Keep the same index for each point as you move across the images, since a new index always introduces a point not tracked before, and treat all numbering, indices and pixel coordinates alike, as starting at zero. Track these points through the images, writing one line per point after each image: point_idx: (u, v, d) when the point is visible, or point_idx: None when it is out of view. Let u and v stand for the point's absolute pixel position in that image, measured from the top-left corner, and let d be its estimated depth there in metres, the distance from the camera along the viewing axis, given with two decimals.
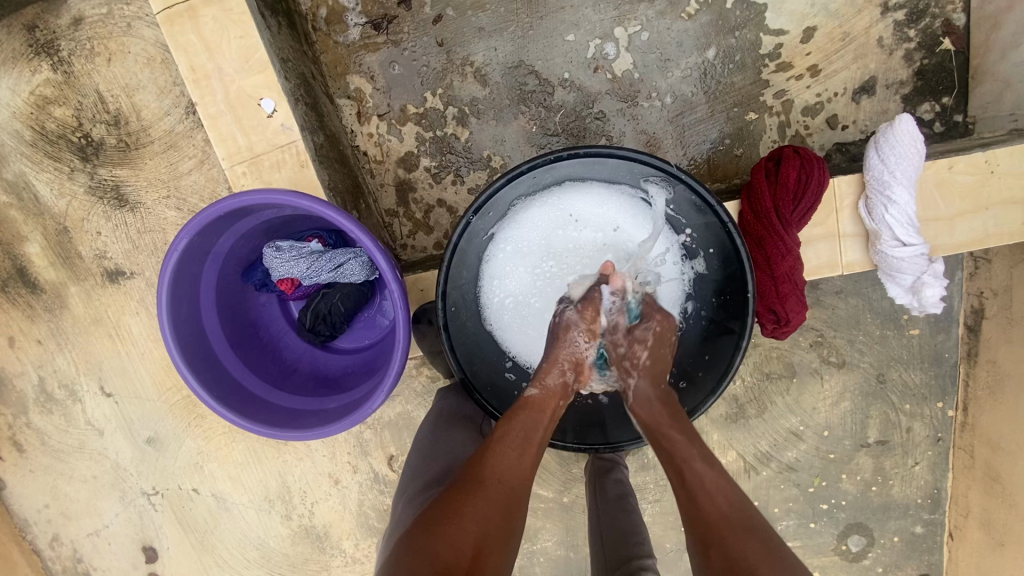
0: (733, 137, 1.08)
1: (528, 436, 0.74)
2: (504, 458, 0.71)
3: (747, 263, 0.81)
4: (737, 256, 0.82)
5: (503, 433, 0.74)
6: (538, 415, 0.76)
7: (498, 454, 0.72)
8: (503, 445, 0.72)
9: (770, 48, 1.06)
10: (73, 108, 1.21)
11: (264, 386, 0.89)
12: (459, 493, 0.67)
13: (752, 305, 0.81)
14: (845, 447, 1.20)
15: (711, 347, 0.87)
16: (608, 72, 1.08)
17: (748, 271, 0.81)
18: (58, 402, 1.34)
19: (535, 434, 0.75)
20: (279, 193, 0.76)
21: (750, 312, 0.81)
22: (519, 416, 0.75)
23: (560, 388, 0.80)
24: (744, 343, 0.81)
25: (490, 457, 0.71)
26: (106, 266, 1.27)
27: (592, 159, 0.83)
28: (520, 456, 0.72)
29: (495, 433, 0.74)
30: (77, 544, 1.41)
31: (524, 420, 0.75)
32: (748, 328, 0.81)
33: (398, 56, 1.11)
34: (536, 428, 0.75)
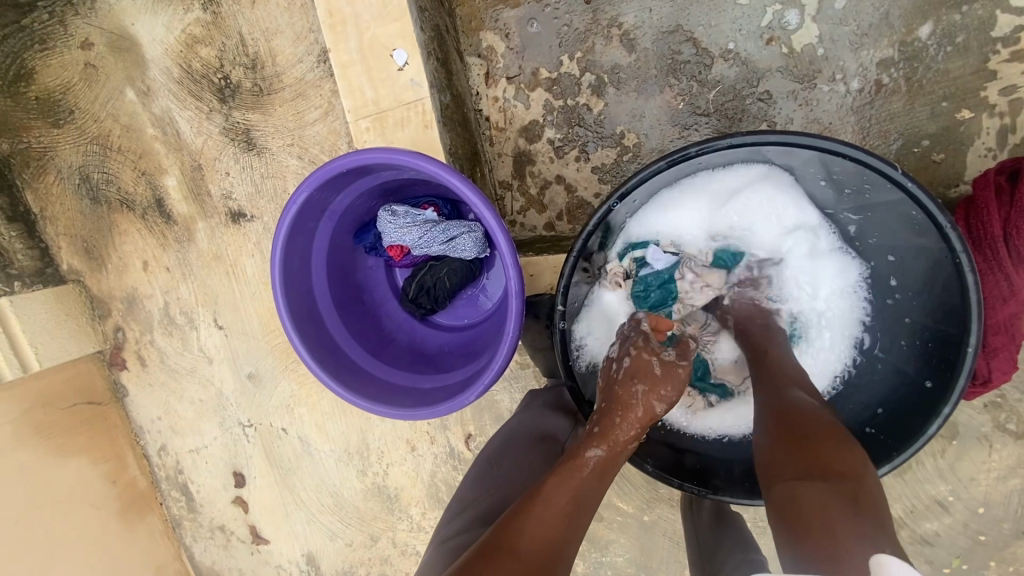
0: (934, 137, 0.87)
1: (573, 496, 0.63)
2: (542, 522, 0.60)
3: (977, 310, 0.64)
4: (958, 297, 0.66)
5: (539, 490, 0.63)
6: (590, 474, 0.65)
7: (531, 516, 0.61)
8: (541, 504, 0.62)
9: (1008, 30, 0.83)
10: (217, 49, 1.25)
11: (362, 353, 0.86)
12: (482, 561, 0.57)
13: (969, 362, 0.66)
14: (1006, 533, 0.98)
15: (894, 398, 0.74)
16: (784, 45, 0.90)
17: (975, 321, 0.63)
18: (178, 327, 1.44)
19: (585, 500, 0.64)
20: (406, 154, 0.70)
21: (964, 375, 0.66)
22: (566, 475, 0.64)
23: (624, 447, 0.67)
24: (946, 410, 0.67)
25: (526, 517, 0.61)
26: (230, 206, 1.32)
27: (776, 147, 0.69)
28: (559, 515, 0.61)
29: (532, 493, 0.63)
30: (180, 457, 1.53)
31: (569, 481, 0.64)
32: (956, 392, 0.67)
33: (539, 13, 1.01)
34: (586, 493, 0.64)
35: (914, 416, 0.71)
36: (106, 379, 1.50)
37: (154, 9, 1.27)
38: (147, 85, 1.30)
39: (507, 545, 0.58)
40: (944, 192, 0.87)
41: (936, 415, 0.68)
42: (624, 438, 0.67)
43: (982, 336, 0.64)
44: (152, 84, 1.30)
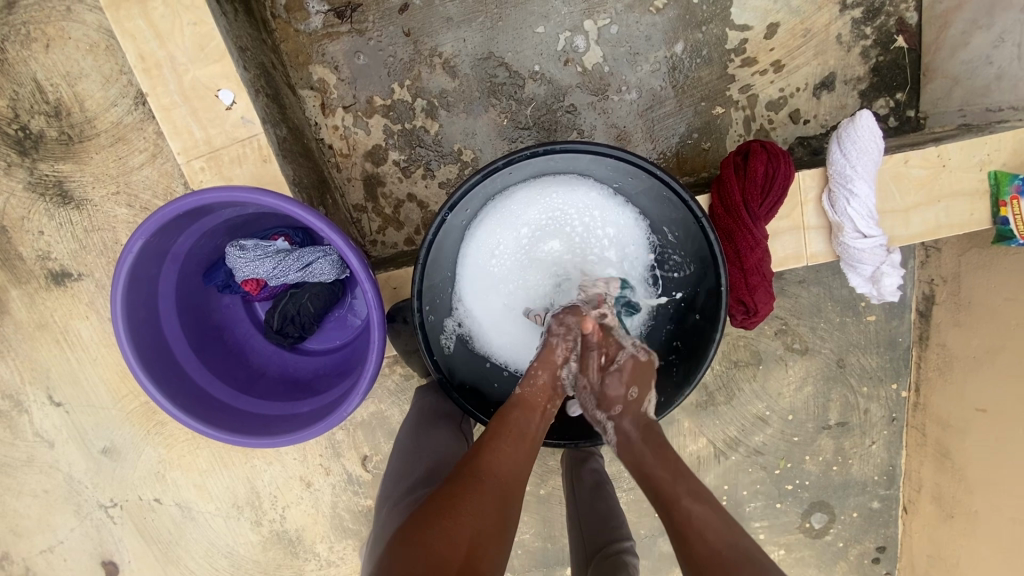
0: (700, 131, 1.10)
1: (523, 433, 0.74)
2: (501, 455, 0.70)
3: (720, 256, 0.81)
4: (708, 247, 0.82)
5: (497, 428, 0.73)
6: (531, 413, 0.76)
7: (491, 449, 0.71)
8: (500, 439, 0.72)
9: (735, 43, 1.07)
10: (8, 98, 1.13)
11: (231, 393, 0.85)
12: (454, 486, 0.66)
13: (725, 296, 0.81)
14: (808, 430, 1.25)
15: (682, 338, 0.87)
16: (579, 65, 1.08)
17: (721, 263, 0.80)
18: (3, 413, 1.26)
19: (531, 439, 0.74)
20: (241, 191, 0.72)
21: (723, 304, 0.81)
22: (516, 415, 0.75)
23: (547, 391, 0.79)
24: (718, 334, 0.82)
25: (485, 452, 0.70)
26: (50, 268, 1.19)
27: (567, 155, 0.82)
28: (519, 448, 0.71)
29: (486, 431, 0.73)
30: (30, 561, 1.34)
31: (517, 418, 0.75)
32: (722, 319, 0.82)
33: (364, 46, 1.08)
34: (529, 426, 0.75)
35: (700, 348, 0.85)
36: None
37: None
38: None
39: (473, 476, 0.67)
40: (716, 172, 1.10)
41: (711, 340, 0.83)
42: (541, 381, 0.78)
43: (727, 274, 0.81)
44: None
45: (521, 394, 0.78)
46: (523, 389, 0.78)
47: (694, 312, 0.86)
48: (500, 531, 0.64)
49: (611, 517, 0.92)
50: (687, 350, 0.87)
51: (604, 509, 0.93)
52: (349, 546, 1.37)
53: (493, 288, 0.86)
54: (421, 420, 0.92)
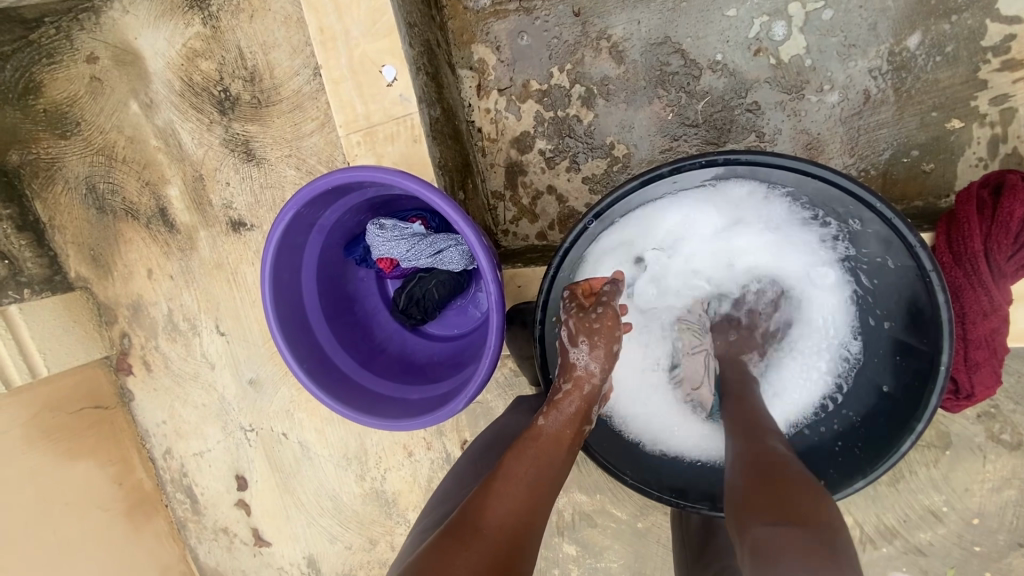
0: (923, 148, 0.87)
1: (538, 472, 0.67)
2: (509, 499, 0.64)
3: (949, 327, 0.63)
4: (928, 312, 0.65)
5: (510, 468, 0.67)
6: (550, 450, 0.69)
7: (502, 491, 0.65)
8: (509, 479, 0.66)
9: (999, 39, 0.82)
10: (217, 62, 1.27)
11: (352, 364, 0.87)
12: (457, 533, 0.61)
13: (943, 379, 0.64)
14: (1001, 545, 0.97)
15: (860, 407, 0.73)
16: (772, 56, 0.91)
17: (947, 337, 0.63)
18: (181, 333, 1.48)
19: (551, 476, 0.68)
20: (388, 173, 0.71)
21: (937, 390, 0.65)
22: (537, 453, 0.68)
23: (578, 422, 0.72)
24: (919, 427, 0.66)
25: (489, 496, 0.64)
26: (231, 215, 1.35)
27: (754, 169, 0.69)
28: (528, 493, 0.65)
29: (500, 470, 0.67)
30: (185, 460, 1.58)
31: (533, 456, 0.68)
32: (932, 405, 0.65)
33: (529, 26, 1.02)
34: (548, 465, 0.68)
35: (886, 429, 0.71)
36: (113, 384, 1.56)
37: (156, 25, 1.30)
38: (150, 99, 1.34)
39: (474, 523, 0.61)
40: (934, 203, 0.87)
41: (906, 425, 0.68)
42: (570, 410, 0.71)
43: (952, 355, 0.63)
44: (155, 97, 1.34)
45: (541, 427, 0.71)
46: (546, 421, 0.71)
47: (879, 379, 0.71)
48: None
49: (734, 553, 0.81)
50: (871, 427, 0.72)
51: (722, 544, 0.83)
52: None
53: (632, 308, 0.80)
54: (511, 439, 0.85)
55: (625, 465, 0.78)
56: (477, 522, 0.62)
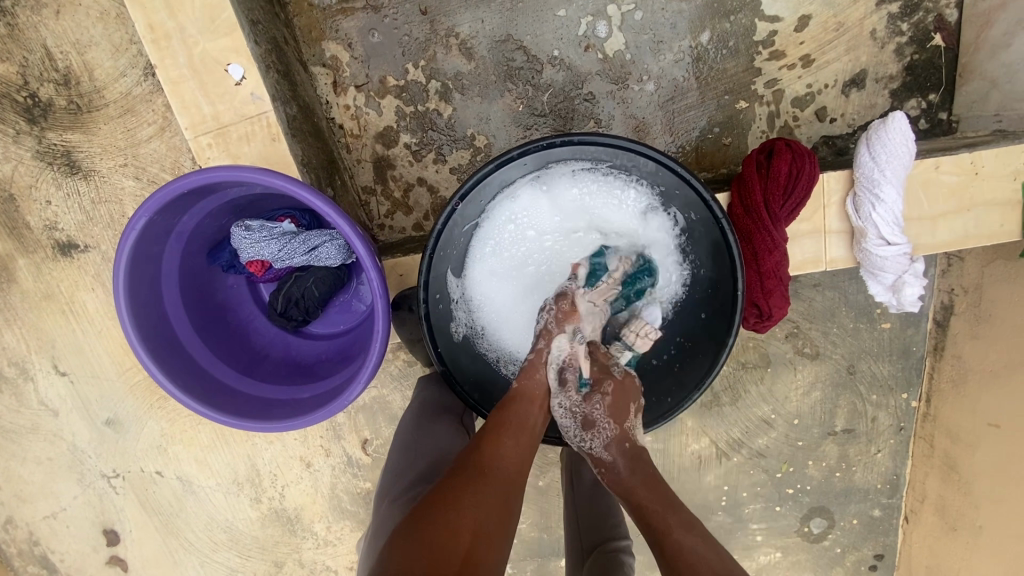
0: (722, 125, 1.06)
1: (523, 423, 0.74)
2: (504, 448, 0.70)
3: (737, 257, 0.80)
4: (727, 251, 0.81)
5: (500, 421, 0.73)
6: (531, 405, 0.76)
7: (496, 443, 0.70)
8: (503, 433, 0.71)
9: (764, 35, 1.03)
10: (16, 64, 1.11)
11: (233, 374, 0.84)
12: (459, 481, 0.66)
13: (741, 301, 0.81)
14: (813, 435, 1.23)
15: (692, 341, 0.86)
16: (599, 51, 1.04)
17: (738, 266, 0.80)
18: (8, 381, 1.27)
19: (535, 426, 0.75)
20: (249, 172, 0.70)
21: (738, 311, 0.81)
22: (523, 407, 0.75)
23: (547, 387, 0.78)
24: (729, 343, 0.81)
25: (487, 446, 0.70)
26: (57, 238, 1.19)
27: (590, 147, 0.79)
28: (520, 440, 0.72)
29: (490, 423, 0.73)
30: (33, 527, 1.37)
31: (519, 410, 0.75)
32: (735, 328, 0.81)
33: (379, 24, 1.05)
34: (530, 417, 0.75)
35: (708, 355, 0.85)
36: None
37: None
38: None
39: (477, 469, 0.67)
40: (735, 169, 1.07)
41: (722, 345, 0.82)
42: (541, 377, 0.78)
43: (743, 280, 0.80)
44: None
45: (520, 387, 0.78)
46: (521, 382, 0.78)
47: (699, 312, 0.85)
48: (506, 517, 0.65)
49: (610, 507, 0.93)
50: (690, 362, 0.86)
51: (602, 500, 0.94)
52: (347, 526, 1.39)
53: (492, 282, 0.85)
54: (422, 417, 0.90)
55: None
56: (478, 468, 0.68)
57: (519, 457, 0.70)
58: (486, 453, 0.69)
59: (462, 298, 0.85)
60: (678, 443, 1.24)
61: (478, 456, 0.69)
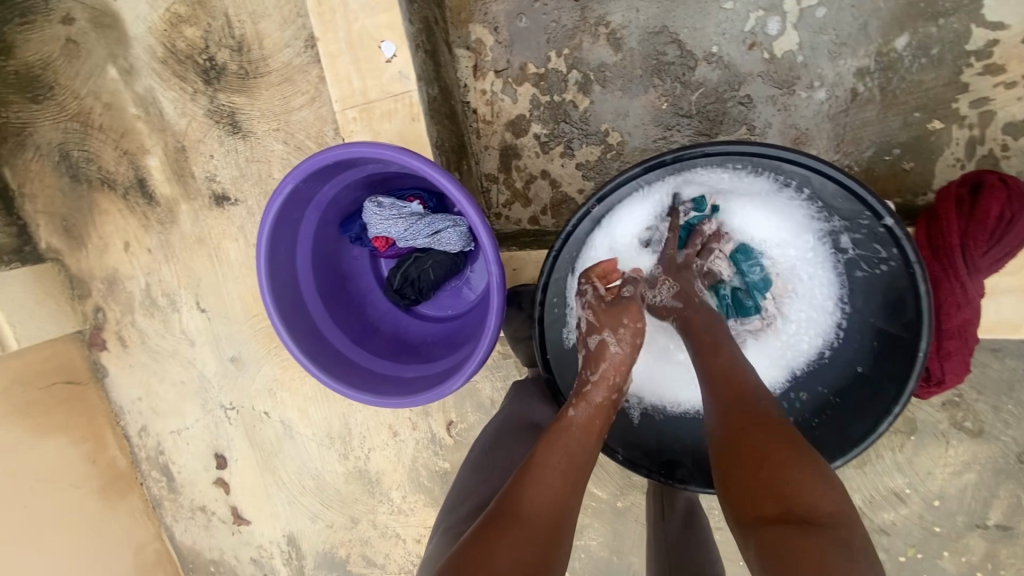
0: (905, 147, 0.91)
1: (568, 459, 0.67)
2: (543, 489, 0.63)
3: (928, 312, 0.67)
4: (906, 299, 0.70)
5: (538, 459, 0.66)
6: (580, 439, 0.69)
7: (532, 483, 0.64)
8: (541, 470, 0.65)
9: (981, 44, 0.86)
10: (202, 29, 1.23)
11: (347, 341, 0.87)
12: (491, 529, 0.60)
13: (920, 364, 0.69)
14: (956, 524, 1.04)
15: (840, 393, 0.78)
16: (766, 51, 0.93)
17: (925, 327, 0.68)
18: (160, 308, 1.45)
19: (581, 461, 0.68)
20: (392, 151, 0.70)
21: (917, 372, 0.69)
22: (562, 439, 0.69)
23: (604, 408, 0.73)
24: (897, 410, 0.70)
25: (523, 489, 0.64)
26: (214, 189, 1.32)
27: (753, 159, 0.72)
28: (560, 480, 0.64)
29: (529, 462, 0.67)
30: (162, 438, 1.56)
31: (561, 446, 0.68)
32: (909, 389, 0.70)
33: (528, 8, 1.02)
34: (578, 454, 0.68)
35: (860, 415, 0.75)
36: (86, 359, 1.53)
37: None
38: (130, 64, 1.29)
39: (511, 515, 0.61)
40: (912, 200, 0.91)
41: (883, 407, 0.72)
42: (599, 399, 0.73)
43: (930, 337, 0.68)
44: (135, 63, 1.29)
45: (571, 416, 0.72)
46: (574, 412, 0.72)
47: (853, 362, 0.77)
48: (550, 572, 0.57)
49: (704, 552, 0.84)
50: (844, 409, 0.77)
51: (694, 543, 0.86)
52: (420, 500, 1.43)
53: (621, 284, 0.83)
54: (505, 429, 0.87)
55: (619, 443, 0.85)
56: (514, 514, 0.61)
57: (559, 497, 0.63)
58: (522, 495, 0.63)
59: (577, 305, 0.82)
60: None
61: (513, 501, 0.62)
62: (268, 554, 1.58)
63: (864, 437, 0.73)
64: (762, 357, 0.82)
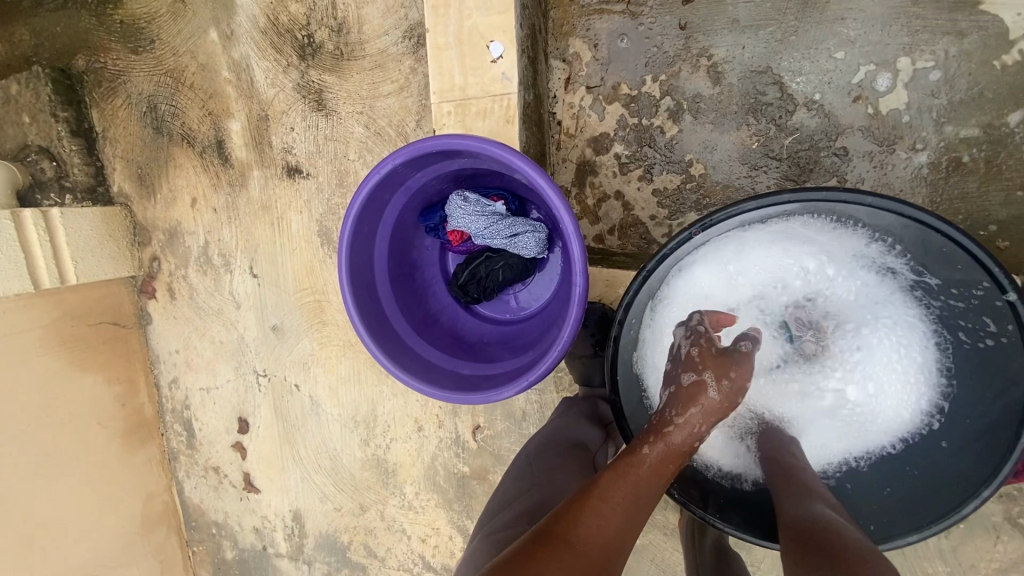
0: (1002, 225, 0.88)
1: (628, 497, 0.67)
2: (599, 520, 0.64)
3: None
4: (1017, 382, 0.67)
5: (599, 488, 0.67)
6: (648, 479, 0.68)
7: (590, 510, 0.65)
8: (601, 501, 0.65)
9: None
10: (307, 7, 1.27)
11: (407, 328, 0.87)
12: (543, 543, 0.62)
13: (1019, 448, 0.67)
14: None
15: (921, 469, 0.74)
16: (870, 105, 0.91)
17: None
18: (213, 267, 1.48)
19: (641, 501, 0.67)
20: (496, 148, 0.70)
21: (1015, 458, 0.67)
22: (625, 474, 0.68)
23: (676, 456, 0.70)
24: (987, 492, 0.68)
25: (581, 513, 0.64)
26: (288, 160, 1.35)
27: (869, 212, 0.70)
28: (617, 515, 0.65)
29: (590, 488, 0.67)
30: (191, 393, 1.58)
31: (625, 481, 0.68)
32: (1002, 475, 0.68)
33: (631, 30, 1.02)
34: (640, 493, 0.68)
35: (942, 496, 0.72)
36: (134, 304, 1.56)
37: None
38: (231, 30, 1.34)
39: (565, 534, 0.62)
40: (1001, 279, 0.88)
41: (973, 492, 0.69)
42: (677, 443, 0.70)
43: None
44: (236, 29, 1.33)
45: (641, 455, 0.70)
46: (648, 451, 0.70)
47: (940, 440, 0.74)
48: None
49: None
50: (923, 488, 0.74)
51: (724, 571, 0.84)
52: (433, 499, 1.41)
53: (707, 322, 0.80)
54: (552, 442, 0.88)
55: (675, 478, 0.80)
56: (568, 535, 0.62)
57: (615, 533, 0.64)
58: (579, 519, 0.64)
59: (647, 332, 0.80)
60: None
61: (569, 521, 0.64)
62: (271, 527, 1.57)
63: (944, 516, 0.71)
64: (831, 423, 0.78)
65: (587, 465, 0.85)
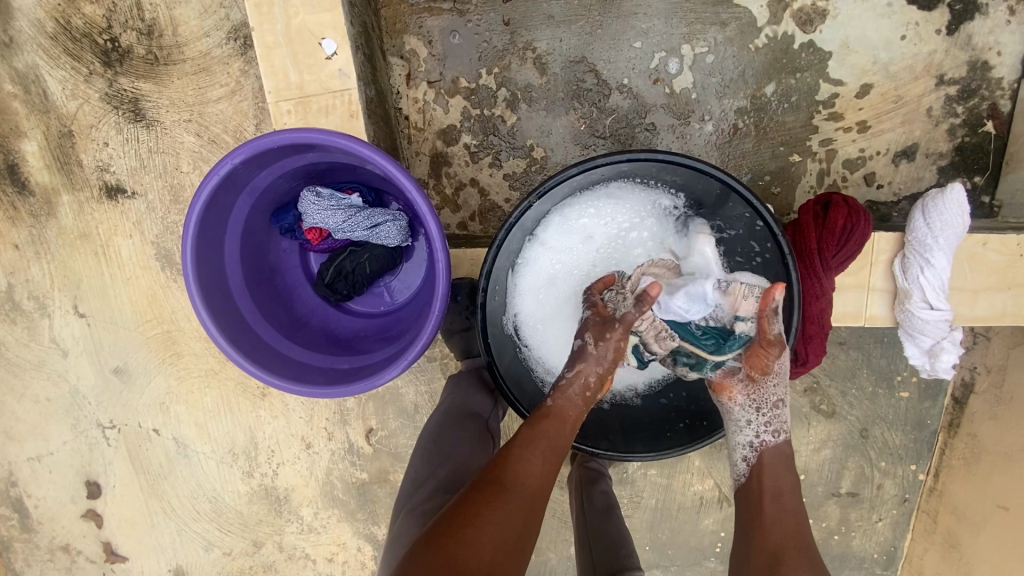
0: (773, 175, 1.10)
1: (552, 444, 0.74)
2: (529, 468, 0.71)
3: (797, 297, 0.82)
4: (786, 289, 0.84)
5: (529, 435, 0.74)
6: (562, 425, 0.76)
7: (523, 460, 0.72)
8: (528, 450, 0.72)
9: (826, 96, 1.08)
10: (105, 8, 1.14)
11: (275, 335, 0.85)
12: (479, 496, 0.68)
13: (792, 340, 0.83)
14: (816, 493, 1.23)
15: None
16: (667, 86, 1.08)
17: (796, 306, 0.83)
18: (24, 313, 1.26)
19: (561, 444, 0.75)
20: (335, 137, 0.72)
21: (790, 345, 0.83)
22: (551, 428, 0.75)
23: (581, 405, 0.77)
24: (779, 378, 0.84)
25: (512, 462, 0.71)
26: (106, 180, 1.20)
27: (664, 167, 0.84)
28: (546, 462, 0.72)
29: (518, 439, 0.74)
30: (16, 466, 1.33)
31: (547, 429, 0.75)
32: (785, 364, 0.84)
33: (461, 27, 1.09)
34: (560, 438, 0.75)
35: None
36: None
37: None
38: (7, 36, 1.15)
39: (500, 485, 0.69)
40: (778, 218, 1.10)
41: None
42: (577, 396, 0.77)
43: (800, 314, 0.82)
44: (15, 35, 1.15)
45: (552, 405, 0.77)
46: (555, 400, 0.77)
47: None
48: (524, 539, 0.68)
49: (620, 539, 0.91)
50: None
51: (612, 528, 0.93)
52: (334, 516, 1.36)
53: (555, 284, 0.89)
54: (450, 418, 0.92)
55: None
56: (505, 486, 0.69)
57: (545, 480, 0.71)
58: (511, 470, 0.71)
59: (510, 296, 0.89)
60: (683, 481, 1.23)
61: (504, 472, 0.70)
62: None
63: None
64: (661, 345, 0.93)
65: (485, 433, 0.92)
